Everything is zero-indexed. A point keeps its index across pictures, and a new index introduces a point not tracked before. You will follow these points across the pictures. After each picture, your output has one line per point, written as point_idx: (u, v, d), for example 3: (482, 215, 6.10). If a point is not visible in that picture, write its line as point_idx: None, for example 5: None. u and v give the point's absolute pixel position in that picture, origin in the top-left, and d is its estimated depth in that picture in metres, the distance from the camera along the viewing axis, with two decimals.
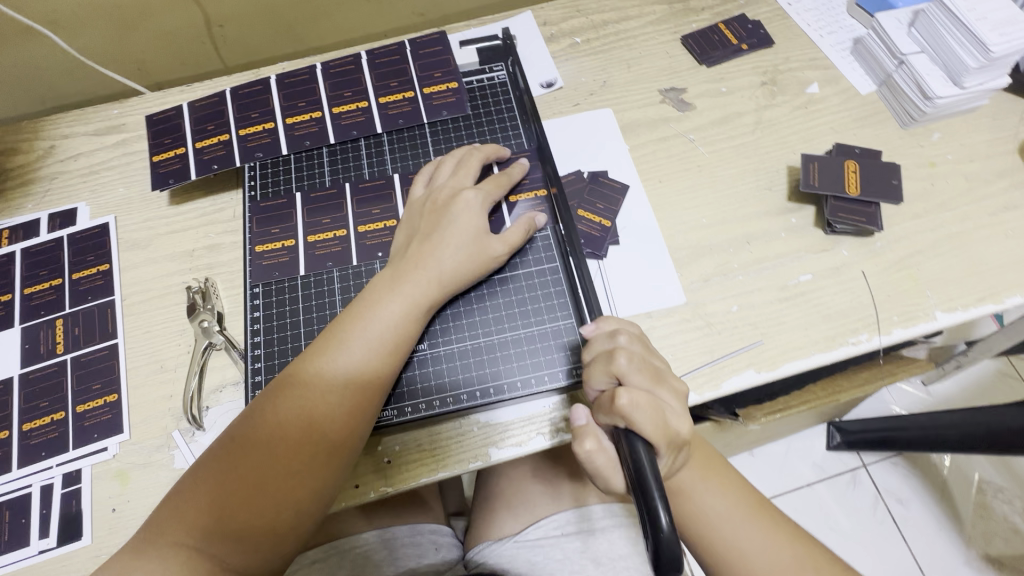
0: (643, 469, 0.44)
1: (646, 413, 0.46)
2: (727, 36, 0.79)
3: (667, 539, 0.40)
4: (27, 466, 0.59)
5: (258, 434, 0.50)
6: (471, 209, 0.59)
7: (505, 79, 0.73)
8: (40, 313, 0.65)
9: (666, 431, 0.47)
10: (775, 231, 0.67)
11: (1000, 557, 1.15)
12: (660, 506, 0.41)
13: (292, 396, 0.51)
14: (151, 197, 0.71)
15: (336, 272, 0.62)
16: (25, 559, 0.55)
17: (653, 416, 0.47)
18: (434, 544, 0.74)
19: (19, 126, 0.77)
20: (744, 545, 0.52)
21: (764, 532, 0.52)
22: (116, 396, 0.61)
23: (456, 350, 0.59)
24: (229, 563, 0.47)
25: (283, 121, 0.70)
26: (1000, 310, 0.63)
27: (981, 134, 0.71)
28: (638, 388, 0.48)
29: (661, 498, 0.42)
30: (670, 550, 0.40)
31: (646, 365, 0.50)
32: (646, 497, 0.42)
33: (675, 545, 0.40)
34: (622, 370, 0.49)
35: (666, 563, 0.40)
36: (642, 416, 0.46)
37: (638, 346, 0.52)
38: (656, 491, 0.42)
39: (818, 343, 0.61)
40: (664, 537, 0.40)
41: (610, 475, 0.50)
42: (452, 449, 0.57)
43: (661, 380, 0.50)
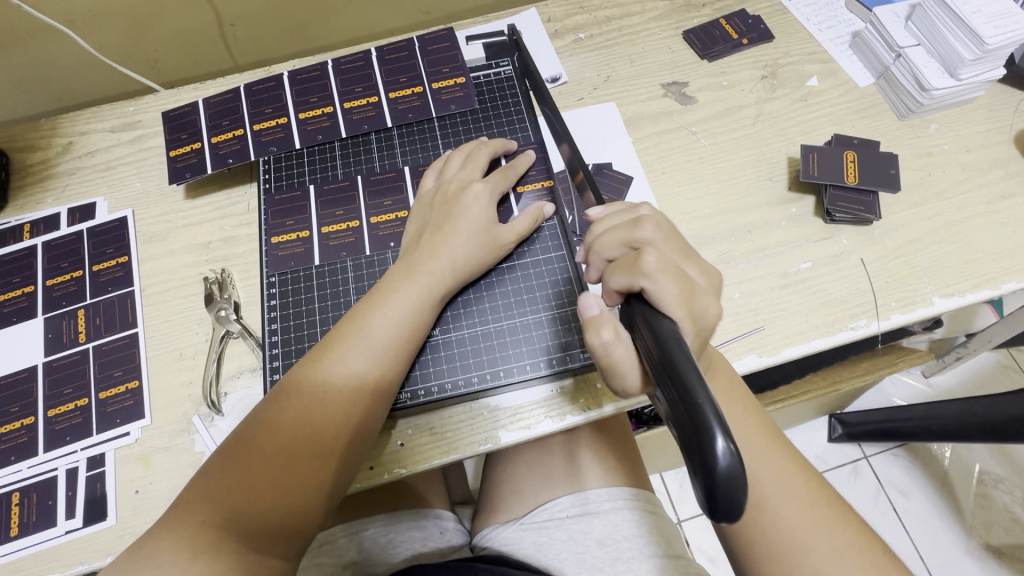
0: (695, 398, 0.35)
1: (660, 278, 0.45)
2: (728, 30, 0.81)
3: (727, 472, 0.33)
4: (52, 450, 0.61)
5: (282, 418, 0.51)
6: (481, 200, 0.61)
7: (511, 74, 0.75)
8: (62, 303, 0.67)
9: (689, 300, 0.45)
10: (776, 220, 0.69)
11: (1001, 546, 1.17)
12: (719, 431, 0.33)
13: (313, 381, 0.52)
14: (167, 192, 0.73)
15: (349, 262, 0.64)
16: (52, 539, 0.57)
17: (677, 282, 0.45)
18: (439, 528, 0.76)
19: (38, 123, 0.79)
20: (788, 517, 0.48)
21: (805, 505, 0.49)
22: (137, 383, 0.63)
23: (466, 336, 0.61)
24: (254, 543, 0.47)
25: (295, 116, 0.72)
26: (995, 296, 0.64)
27: (977, 125, 0.73)
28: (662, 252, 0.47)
29: (720, 428, 0.34)
30: (729, 482, 0.33)
31: (672, 241, 0.49)
32: (698, 426, 0.34)
33: (735, 473, 0.33)
34: (641, 239, 0.49)
35: (722, 500, 0.33)
36: (665, 280, 0.44)
37: (660, 220, 0.51)
38: (711, 416, 0.34)
39: (818, 329, 0.63)
40: (722, 468, 0.33)
41: (627, 372, 0.47)
42: (463, 432, 0.59)
43: (687, 256, 0.49)
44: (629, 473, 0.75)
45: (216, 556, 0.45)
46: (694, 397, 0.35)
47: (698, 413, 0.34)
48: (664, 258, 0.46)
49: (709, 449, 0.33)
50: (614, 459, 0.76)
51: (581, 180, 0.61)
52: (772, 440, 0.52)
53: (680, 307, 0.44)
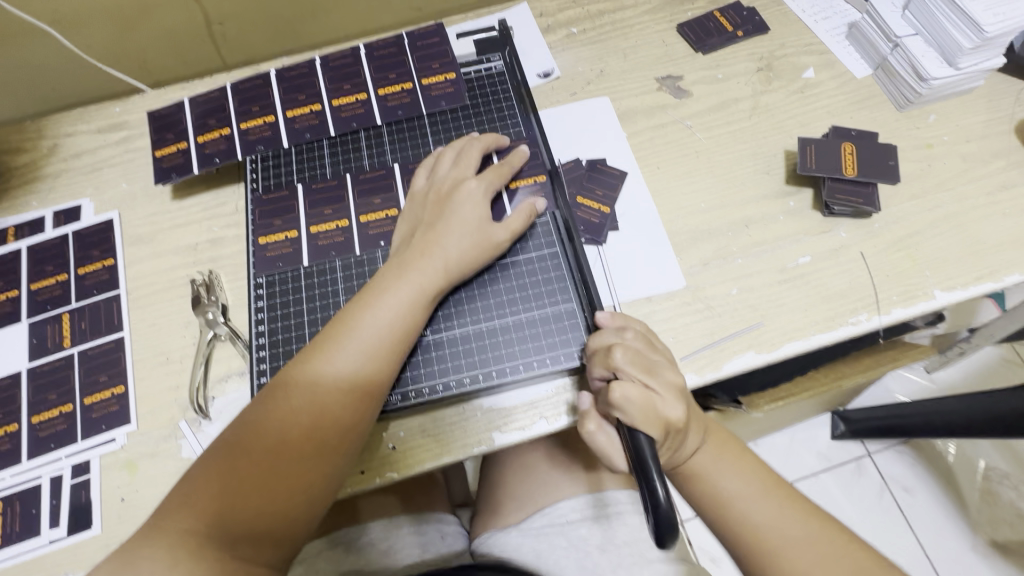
0: (643, 449, 0.47)
1: (629, 406, 0.49)
2: (722, 23, 0.80)
3: (664, 511, 0.43)
4: (36, 458, 0.59)
5: (271, 421, 0.50)
6: (474, 198, 0.59)
7: (502, 68, 0.74)
8: (46, 308, 0.66)
9: (662, 421, 0.49)
10: (773, 214, 0.67)
11: (1007, 544, 1.15)
12: (657, 479, 0.44)
13: (303, 383, 0.51)
14: (154, 193, 0.72)
15: (338, 261, 0.63)
16: (35, 549, 0.55)
17: (643, 405, 0.49)
18: (440, 533, 0.74)
19: (23, 125, 0.77)
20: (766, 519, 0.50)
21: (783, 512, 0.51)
22: (123, 388, 0.62)
23: (459, 335, 0.60)
24: (240, 551, 0.46)
25: (283, 114, 0.70)
26: (998, 288, 0.63)
27: (978, 115, 0.71)
28: (631, 381, 0.51)
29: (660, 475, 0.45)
30: (667, 525, 0.42)
31: (640, 360, 0.52)
32: (645, 474, 0.45)
33: (671, 516, 0.43)
34: (618, 364, 0.52)
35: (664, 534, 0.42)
36: (634, 407, 0.49)
37: (639, 342, 0.54)
38: (654, 468, 0.45)
39: (818, 324, 0.62)
40: (660, 512, 0.43)
41: (612, 455, 0.53)
42: (455, 433, 0.58)
43: (653, 374, 0.52)
44: (629, 476, 0.74)
45: (198, 565, 0.43)
46: (644, 453, 0.47)
47: (641, 457, 0.47)
48: (631, 385, 0.50)
49: (652, 494, 0.44)
50: (615, 461, 0.75)
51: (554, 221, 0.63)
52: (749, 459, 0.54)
53: (646, 422, 0.49)
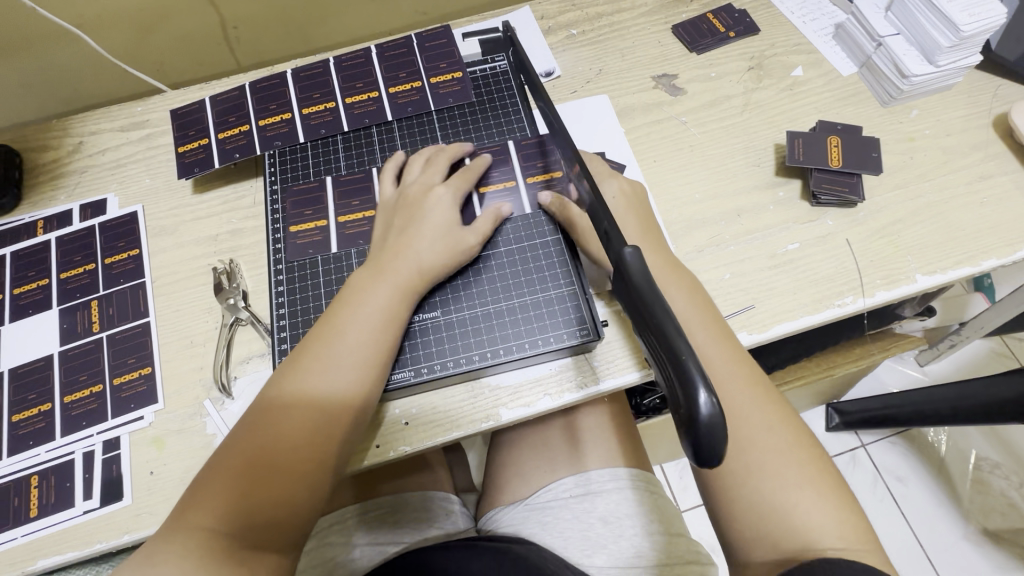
0: (678, 351, 0.33)
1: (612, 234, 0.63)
2: (715, 24, 0.84)
3: (707, 422, 0.31)
4: (68, 435, 0.63)
5: (267, 423, 0.53)
6: (442, 204, 0.64)
7: (506, 67, 0.78)
8: (75, 295, 0.70)
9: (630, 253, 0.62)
10: (764, 204, 0.71)
11: (998, 530, 1.19)
12: (699, 381, 0.32)
13: (295, 387, 0.54)
14: (176, 187, 0.76)
15: (353, 249, 0.67)
16: (70, 519, 0.59)
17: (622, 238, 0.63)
18: (445, 510, 0.78)
19: (49, 124, 0.81)
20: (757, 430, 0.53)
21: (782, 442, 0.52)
22: (150, 369, 0.65)
23: (467, 316, 0.63)
24: (253, 540, 0.49)
25: (299, 112, 0.74)
26: (976, 272, 0.67)
27: (957, 110, 0.75)
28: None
29: (701, 378, 0.32)
30: (711, 434, 0.32)
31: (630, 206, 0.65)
32: (681, 377, 0.33)
33: (717, 426, 0.32)
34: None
35: (706, 450, 0.32)
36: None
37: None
38: (691, 364, 0.33)
39: (806, 306, 0.65)
40: (702, 418, 0.32)
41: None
42: (465, 409, 0.61)
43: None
44: (628, 454, 0.77)
45: (212, 559, 0.47)
46: (681, 352, 0.33)
47: (679, 363, 0.33)
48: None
49: (691, 398, 0.32)
50: (616, 442, 0.78)
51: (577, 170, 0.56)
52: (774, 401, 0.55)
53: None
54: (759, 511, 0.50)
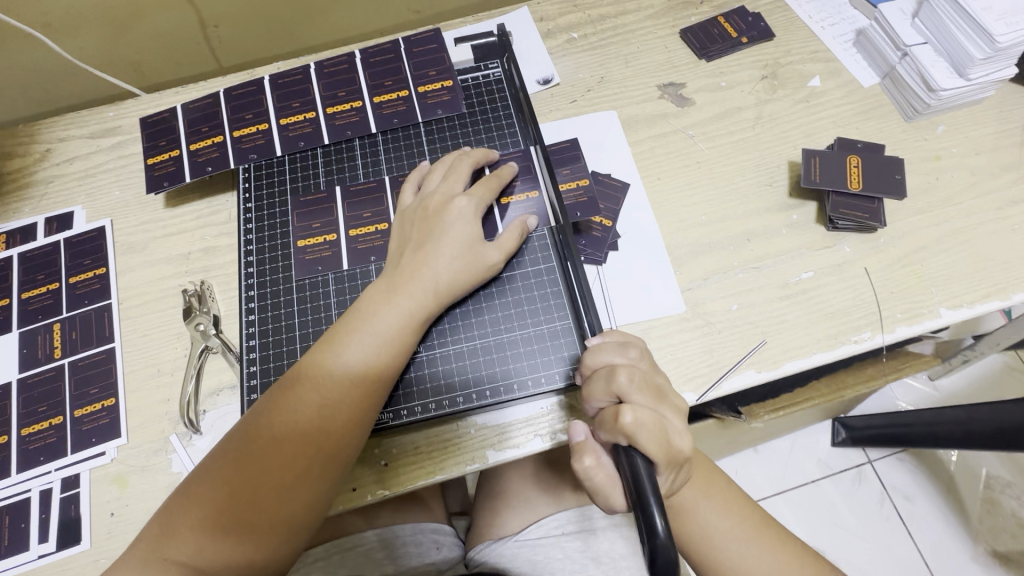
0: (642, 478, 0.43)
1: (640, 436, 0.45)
2: (727, 29, 0.78)
3: (661, 545, 0.39)
4: (25, 471, 0.59)
5: (254, 443, 0.48)
6: (464, 217, 0.58)
7: (500, 76, 0.72)
8: (37, 317, 0.65)
9: (667, 448, 0.46)
10: (776, 228, 0.66)
11: (1009, 553, 1.14)
12: (655, 511, 0.40)
13: (286, 410, 0.49)
14: (147, 200, 0.71)
15: (330, 275, 0.62)
16: (24, 563, 0.55)
17: (656, 434, 0.46)
18: (434, 543, 0.73)
19: (15, 130, 0.76)
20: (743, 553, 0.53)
21: (766, 553, 0.53)
22: (113, 401, 0.61)
23: (453, 352, 0.59)
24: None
25: (277, 122, 0.69)
26: (1005, 306, 0.61)
27: (987, 126, 0.70)
28: (642, 406, 0.47)
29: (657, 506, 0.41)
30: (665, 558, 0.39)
31: (648, 382, 0.49)
32: (641, 504, 0.41)
33: (667, 549, 0.39)
34: (623, 388, 0.48)
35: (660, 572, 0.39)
36: (646, 439, 0.45)
37: (645, 364, 0.52)
38: (650, 499, 0.41)
39: (819, 342, 0.60)
40: (655, 543, 0.39)
41: (610, 492, 0.49)
42: (449, 451, 0.57)
43: (662, 398, 0.49)
44: None
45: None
46: (642, 480, 0.43)
47: (640, 490, 0.42)
48: (643, 410, 0.47)
49: (648, 524, 0.40)
50: None
51: (582, 185, 0.66)
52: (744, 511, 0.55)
53: (657, 450, 0.45)
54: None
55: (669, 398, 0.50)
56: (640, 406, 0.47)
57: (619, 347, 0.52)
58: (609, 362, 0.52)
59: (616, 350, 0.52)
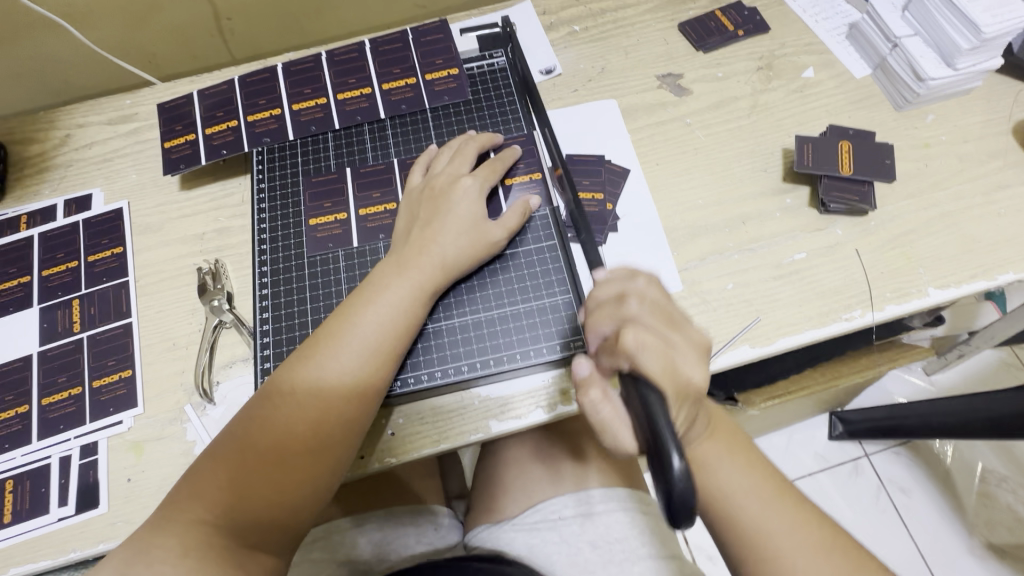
0: (658, 419, 0.41)
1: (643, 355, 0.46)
2: (723, 22, 0.80)
3: (681, 488, 0.38)
4: (45, 439, 0.61)
5: (277, 412, 0.51)
6: (470, 196, 0.61)
7: (504, 65, 0.75)
8: (57, 293, 0.68)
9: (677, 375, 0.47)
10: (770, 211, 0.68)
11: (1004, 546, 1.15)
12: (676, 452, 0.39)
13: (306, 380, 0.52)
14: (163, 183, 0.74)
15: (340, 252, 0.64)
16: (44, 526, 0.57)
17: (661, 357, 0.47)
18: (434, 525, 0.75)
19: (35, 116, 0.79)
20: (767, 520, 0.50)
21: (789, 516, 0.50)
22: (130, 372, 0.63)
23: (458, 326, 0.61)
24: (248, 540, 0.48)
25: (289, 108, 0.72)
26: (991, 287, 0.64)
27: (975, 116, 0.72)
28: (647, 327, 0.49)
29: (677, 448, 0.39)
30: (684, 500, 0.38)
31: (659, 310, 0.51)
32: (659, 447, 0.40)
33: (688, 494, 0.38)
34: (631, 313, 0.51)
35: (680, 515, 0.39)
36: (650, 356, 0.46)
37: (655, 291, 0.53)
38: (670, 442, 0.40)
39: (811, 320, 0.63)
40: (676, 487, 0.38)
41: (618, 429, 0.48)
42: (453, 421, 0.59)
43: (672, 326, 0.51)
44: (621, 474, 0.73)
45: (207, 553, 0.45)
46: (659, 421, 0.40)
47: (657, 434, 0.40)
48: (650, 334, 0.49)
49: (668, 468, 0.39)
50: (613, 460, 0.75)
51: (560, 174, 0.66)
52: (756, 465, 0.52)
53: (665, 370, 0.46)
54: (753, 560, 0.49)
55: (682, 327, 0.51)
56: (648, 329, 0.49)
57: (630, 275, 0.55)
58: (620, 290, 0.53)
59: (625, 279, 0.54)
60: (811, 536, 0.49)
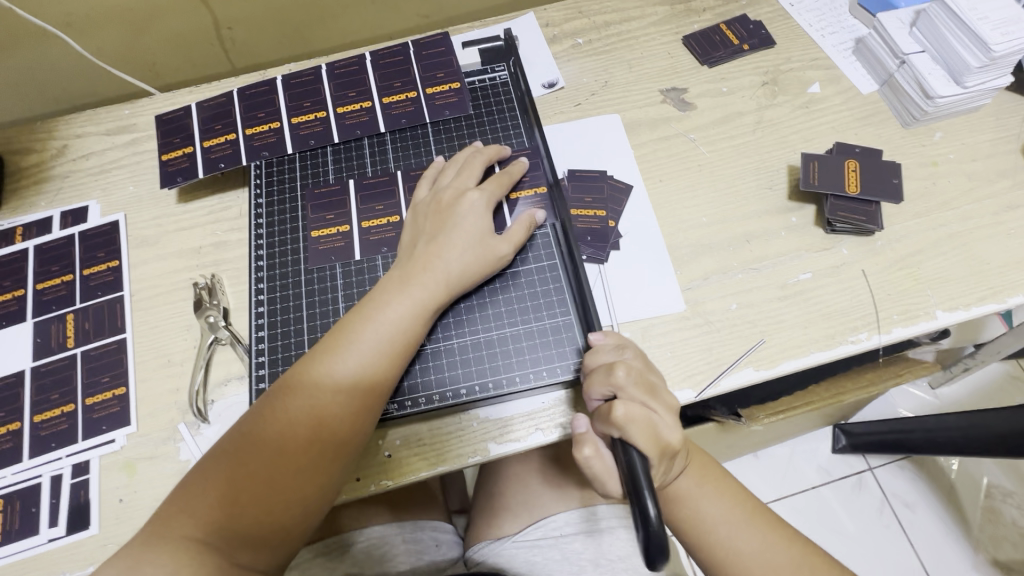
0: (637, 473, 0.44)
1: (630, 430, 0.48)
2: (728, 36, 0.79)
3: (655, 532, 0.40)
4: (37, 457, 0.60)
5: (272, 428, 0.50)
6: (475, 210, 0.60)
7: (507, 78, 0.74)
8: (51, 308, 0.67)
9: (660, 447, 0.48)
10: (775, 230, 0.67)
11: (1009, 562, 1.13)
12: (649, 498, 0.42)
13: (303, 395, 0.51)
14: (160, 196, 0.73)
15: (338, 268, 0.63)
16: (34, 547, 0.56)
17: (647, 432, 0.48)
18: (433, 541, 0.74)
19: (33, 126, 0.78)
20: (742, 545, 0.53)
21: (762, 539, 0.53)
22: (124, 390, 0.62)
23: (457, 345, 0.60)
24: (237, 558, 0.47)
25: (288, 121, 0.71)
26: (1001, 309, 0.62)
27: (984, 134, 0.71)
28: (635, 401, 0.50)
29: (652, 495, 0.42)
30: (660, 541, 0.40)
31: (645, 381, 0.51)
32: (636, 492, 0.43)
33: (661, 538, 0.40)
34: (619, 383, 0.51)
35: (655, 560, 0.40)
36: (636, 433, 0.48)
37: (639, 361, 0.54)
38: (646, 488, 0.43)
39: (817, 341, 0.61)
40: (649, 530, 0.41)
41: (606, 479, 0.51)
42: (450, 444, 0.58)
43: (654, 395, 0.51)
44: None
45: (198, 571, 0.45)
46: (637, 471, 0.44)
47: (634, 481, 0.44)
48: (633, 405, 0.49)
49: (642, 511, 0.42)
50: None
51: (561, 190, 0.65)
52: (730, 491, 0.56)
53: (647, 443, 0.48)
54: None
55: (666, 396, 0.52)
56: (634, 401, 0.50)
57: (617, 343, 0.55)
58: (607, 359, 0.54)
59: (611, 347, 0.55)
60: (781, 557, 0.53)
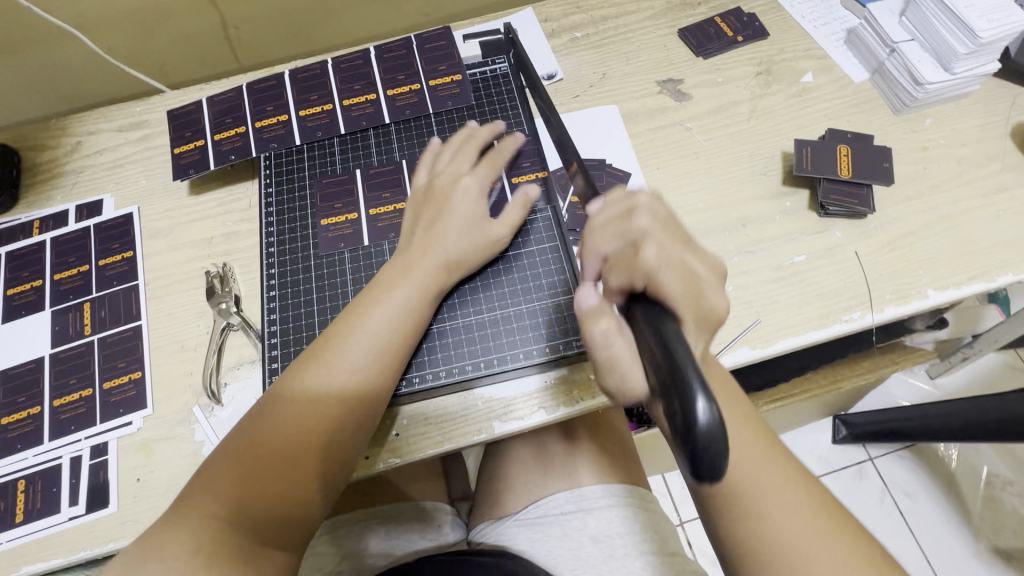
0: (678, 356, 0.33)
1: (663, 278, 0.41)
2: (723, 28, 0.81)
3: (704, 429, 0.31)
4: (57, 439, 0.62)
5: (286, 409, 0.52)
6: (472, 195, 0.62)
7: (507, 70, 0.77)
8: (68, 297, 0.69)
9: (695, 294, 0.42)
10: (770, 214, 0.69)
11: (1011, 550, 1.14)
12: (698, 394, 0.31)
13: (317, 376, 0.53)
14: (172, 188, 0.75)
15: (347, 253, 0.66)
16: (55, 525, 0.58)
17: (681, 280, 0.42)
18: (438, 522, 0.76)
19: (48, 123, 0.81)
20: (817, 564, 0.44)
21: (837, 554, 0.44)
22: (140, 374, 0.64)
23: (462, 324, 0.62)
24: (260, 535, 0.48)
25: (296, 113, 0.73)
26: (990, 289, 0.64)
27: (973, 119, 0.73)
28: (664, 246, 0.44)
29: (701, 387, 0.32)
30: (710, 444, 0.31)
31: (668, 226, 0.47)
32: (679, 383, 0.32)
33: (714, 436, 0.31)
34: (641, 227, 0.46)
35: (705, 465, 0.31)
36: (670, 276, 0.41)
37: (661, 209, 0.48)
38: (693, 379, 0.32)
39: (812, 321, 0.63)
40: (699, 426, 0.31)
41: (628, 366, 0.43)
42: (457, 421, 0.60)
43: (688, 247, 0.46)
44: (619, 469, 0.73)
45: (222, 551, 0.45)
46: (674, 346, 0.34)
47: (678, 370, 0.33)
48: (667, 253, 0.44)
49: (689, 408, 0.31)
50: (615, 454, 0.75)
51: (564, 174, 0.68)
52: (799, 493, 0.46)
53: (683, 301, 0.41)
54: None
55: (699, 250, 0.47)
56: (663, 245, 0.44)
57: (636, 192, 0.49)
58: (621, 206, 0.48)
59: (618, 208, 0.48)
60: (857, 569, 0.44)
